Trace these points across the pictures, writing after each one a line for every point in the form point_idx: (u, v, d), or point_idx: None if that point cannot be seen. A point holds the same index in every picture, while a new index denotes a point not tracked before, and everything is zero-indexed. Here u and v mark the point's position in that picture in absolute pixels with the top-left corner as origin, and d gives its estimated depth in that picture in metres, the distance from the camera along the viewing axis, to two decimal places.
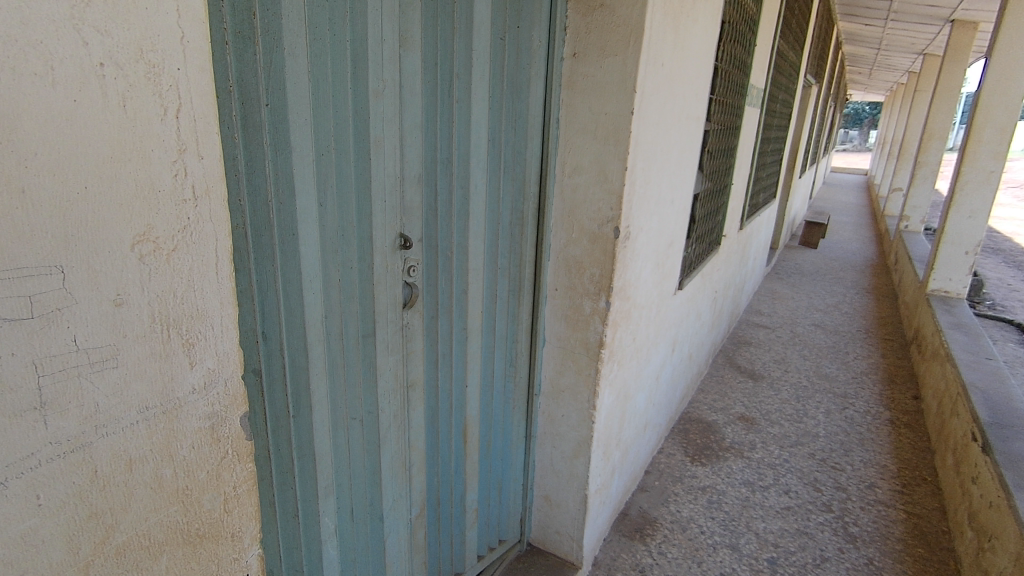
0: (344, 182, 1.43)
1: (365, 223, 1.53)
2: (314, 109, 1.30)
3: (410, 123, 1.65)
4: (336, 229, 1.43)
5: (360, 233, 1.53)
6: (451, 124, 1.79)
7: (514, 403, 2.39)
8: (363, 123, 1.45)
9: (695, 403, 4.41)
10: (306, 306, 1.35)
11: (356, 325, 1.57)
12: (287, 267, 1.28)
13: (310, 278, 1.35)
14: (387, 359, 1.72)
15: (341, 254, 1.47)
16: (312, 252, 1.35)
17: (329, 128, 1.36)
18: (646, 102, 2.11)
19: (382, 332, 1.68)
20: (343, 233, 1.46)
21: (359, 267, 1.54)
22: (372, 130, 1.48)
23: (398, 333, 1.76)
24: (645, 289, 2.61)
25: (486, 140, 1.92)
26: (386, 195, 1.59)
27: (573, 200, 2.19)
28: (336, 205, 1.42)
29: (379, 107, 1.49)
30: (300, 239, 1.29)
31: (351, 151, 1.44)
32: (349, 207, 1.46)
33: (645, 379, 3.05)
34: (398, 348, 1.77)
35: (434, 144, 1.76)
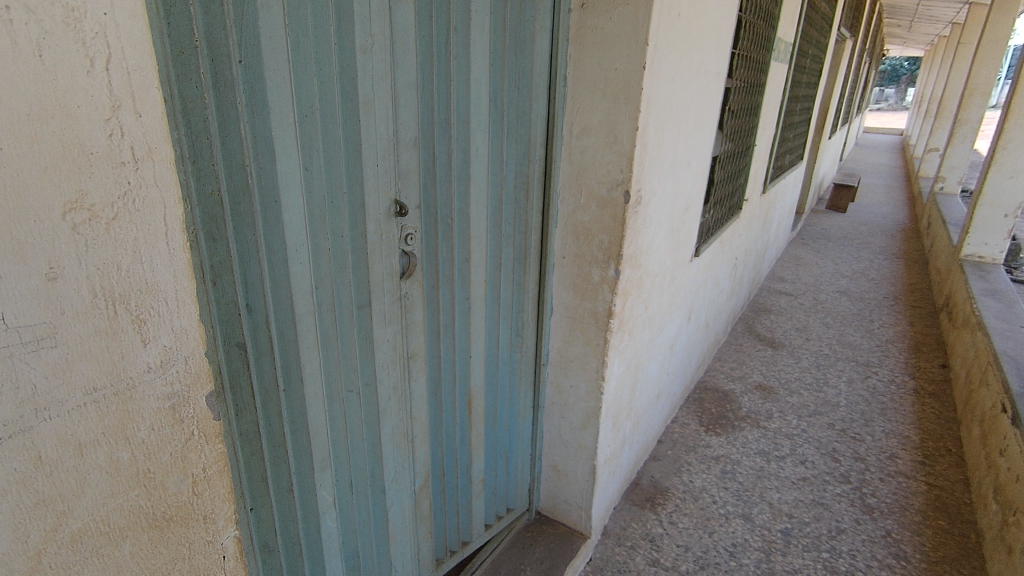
0: (331, 146, 1.35)
1: (356, 189, 1.45)
2: (294, 65, 1.21)
3: (404, 81, 1.55)
4: (324, 195, 1.36)
5: (352, 200, 1.45)
6: (449, 82, 1.68)
7: (521, 374, 2.35)
8: (351, 81, 1.36)
9: (712, 372, 4.33)
10: (293, 276, 1.30)
11: (350, 296, 1.51)
12: (269, 236, 1.22)
13: (296, 248, 1.29)
14: (385, 331, 1.67)
15: (331, 222, 1.40)
16: (297, 220, 1.28)
17: (312, 85, 1.27)
18: (660, 56, 1.97)
19: (379, 303, 1.62)
20: (332, 200, 1.39)
21: (351, 236, 1.48)
22: (361, 88, 1.39)
23: (396, 304, 1.71)
24: (658, 256, 2.50)
25: (487, 100, 1.81)
26: (379, 159, 1.51)
27: (582, 163, 2.08)
28: (323, 170, 1.34)
29: (368, 63, 1.39)
30: (282, 206, 1.23)
31: (338, 111, 1.36)
32: (337, 172, 1.39)
33: (659, 348, 2.97)
34: (397, 319, 1.72)
35: (430, 103, 1.66)
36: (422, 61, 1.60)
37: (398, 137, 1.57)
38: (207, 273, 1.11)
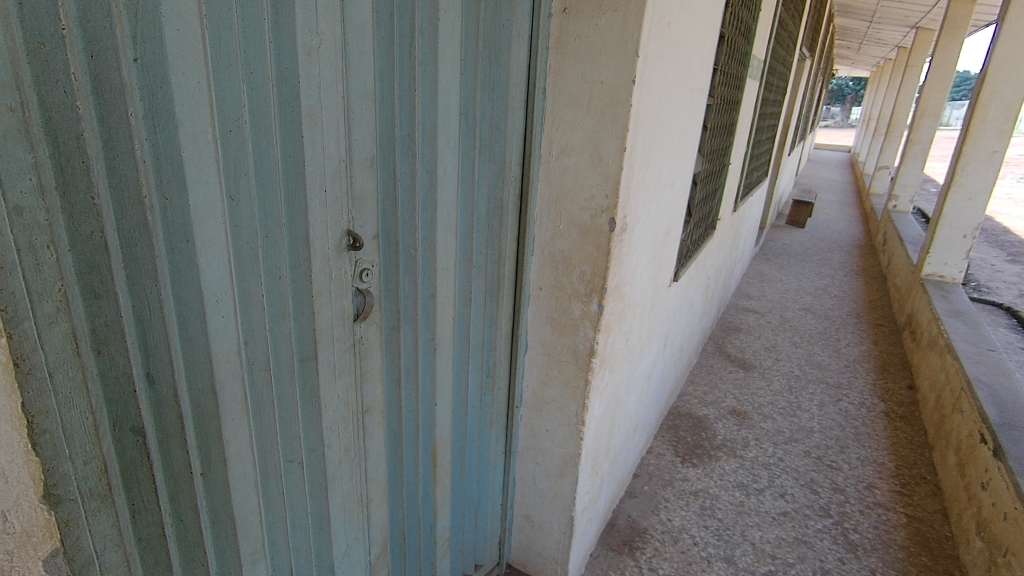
0: (265, 168, 1.09)
1: (297, 220, 1.19)
2: (214, 67, 0.94)
3: (358, 90, 1.29)
4: (255, 230, 1.09)
5: (292, 233, 1.19)
6: (412, 92, 1.44)
7: (492, 418, 2.10)
8: (290, 88, 1.10)
9: (684, 396, 4.19)
10: (213, 333, 1.02)
11: (289, 349, 1.25)
12: (177, 286, 0.94)
13: (217, 299, 1.02)
14: (334, 386, 1.40)
15: (264, 262, 1.13)
16: (219, 264, 1.01)
17: (238, 92, 1.00)
18: (649, 70, 1.78)
19: (326, 354, 1.35)
20: (266, 234, 1.12)
21: (291, 277, 1.21)
22: (304, 98, 1.13)
23: (349, 352, 1.44)
24: (640, 285, 2.31)
25: (456, 113, 1.57)
26: (327, 184, 1.24)
27: (562, 184, 1.87)
28: (254, 198, 1.08)
29: (314, 68, 1.13)
30: (197, 247, 0.95)
31: (275, 124, 1.09)
32: (274, 201, 1.12)
33: (637, 380, 2.78)
34: (350, 369, 1.46)
35: (389, 116, 1.41)
36: (378, 67, 1.34)
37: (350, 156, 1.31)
38: (87, 339, 0.83)
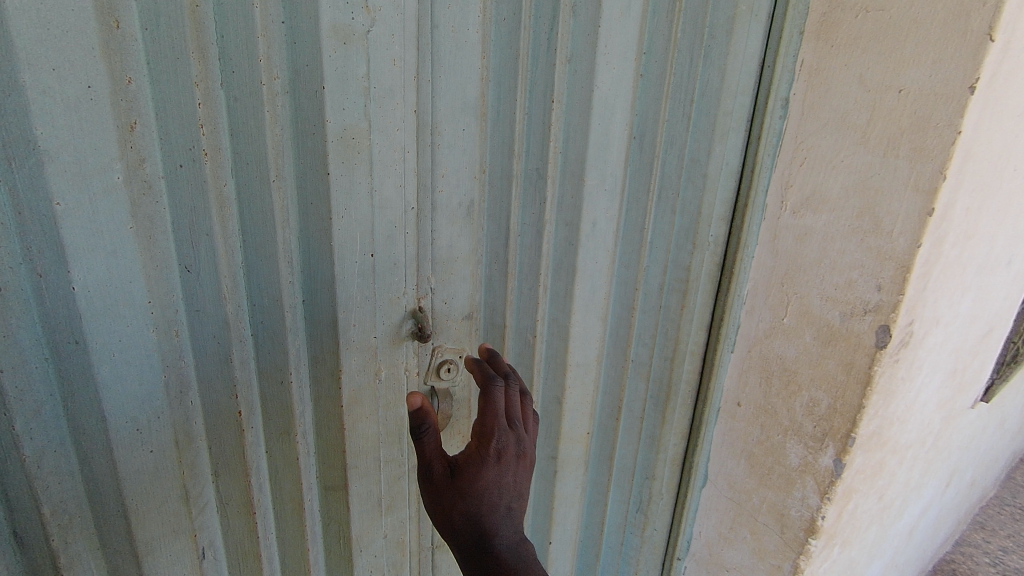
0: (254, 222, 0.69)
1: (318, 297, 0.77)
2: (142, 63, 0.56)
3: (446, 101, 0.83)
4: (229, 316, 0.69)
5: (308, 315, 0.77)
6: (548, 103, 0.91)
7: (639, 564, 1.47)
8: (304, 96, 0.68)
9: (966, 548, 2.85)
10: (131, 478, 0.66)
11: (298, 479, 0.84)
12: (57, 414, 0.59)
13: (141, 427, 0.65)
14: (379, 523, 0.97)
15: (251, 360, 0.74)
16: (148, 372, 0.63)
17: (199, 101, 0.60)
18: (1011, 64, 0.94)
19: (364, 484, 0.92)
20: (255, 319, 0.73)
21: (302, 377, 0.80)
22: (329, 111, 0.69)
23: (410, 478, 0.99)
24: (921, 419, 1.42)
25: (622, 140, 1.00)
26: (377, 243, 0.80)
27: (796, 256, 1.13)
28: (228, 266, 0.68)
29: (354, 64, 0.69)
30: (95, 352, 0.59)
31: (272, 154, 0.67)
32: (274, 270, 0.72)
33: (889, 542, 1.82)
34: (410, 499, 1.02)
35: (505, 141, 0.91)
36: (487, 63, 0.86)
37: (423, 201, 0.85)
38: None
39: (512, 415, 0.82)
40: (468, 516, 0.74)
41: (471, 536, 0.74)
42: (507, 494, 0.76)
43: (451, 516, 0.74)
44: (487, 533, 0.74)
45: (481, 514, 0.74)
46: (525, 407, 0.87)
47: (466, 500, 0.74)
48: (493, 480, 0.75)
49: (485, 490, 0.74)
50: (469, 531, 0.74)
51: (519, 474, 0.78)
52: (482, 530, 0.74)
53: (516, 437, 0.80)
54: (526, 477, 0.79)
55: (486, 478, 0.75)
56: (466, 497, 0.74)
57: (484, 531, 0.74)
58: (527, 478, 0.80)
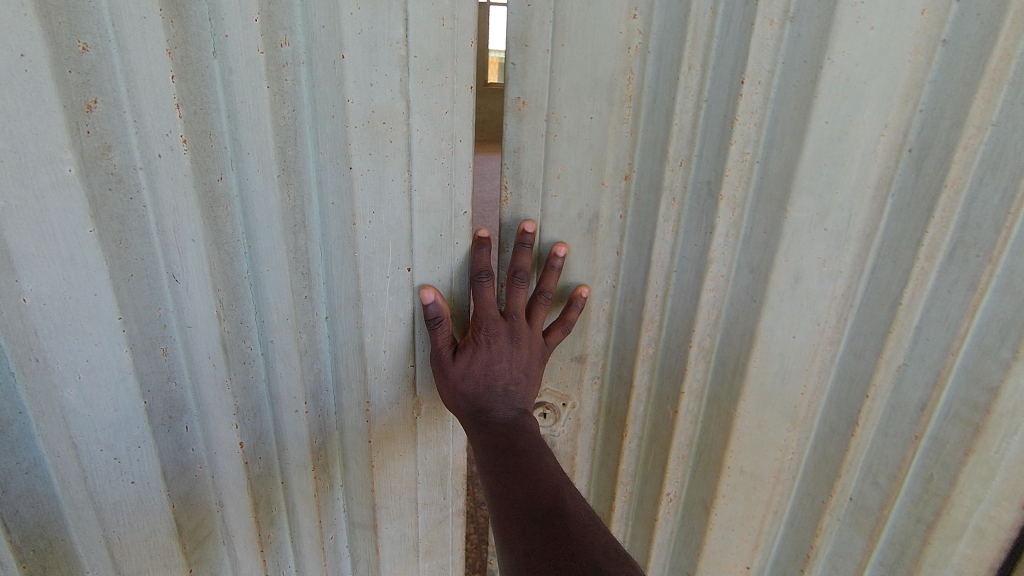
0: (257, 227, 0.56)
1: (339, 316, 0.63)
2: (105, 24, 0.42)
3: (570, 77, 0.60)
4: (225, 336, 0.58)
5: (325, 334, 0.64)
6: (734, 87, 0.55)
7: None
8: (321, 72, 0.52)
9: None
10: (113, 518, 0.55)
11: (316, 519, 0.74)
12: (13, 460, 0.48)
13: (120, 457, 0.53)
14: (415, 568, 0.82)
15: (260, 385, 0.63)
16: (127, 399, 0.52)
17: (171, 73, 0.47)
18: None
19: (397, 526, 0.77)
20: (264, 338, 0.61)
21: (321, 407, 0.68)
22: (349, 88, 0.53)
23: (455, 523, 0.82)
24: None
25: (874, 151, 0.54)
26: (419, 256, 0.63)
27: None
28: (229, 276, 0.56)
29: (387, 24, 0.52)
30: (59, 376, 0.47)
31: (277, 145, 0.54)
32: (280, 287, 0.59)
33: None
34: (455, 544, 0.84)
35: (660, 136, 0.60)
36: (641, 26, 0.57)
37: (527, 203, 0.66)
38: None
39: (510, 307, 0.63)
40: (464, 396, 0.63)
41: (469, 417, 0.63)
42: (504, 375, 0.63)
43: (451, 399, 0.64)
44: (484, 419, 0.62)
45: (476, 393, 0.63)
46: (535, 309, 0.65)
47: (462, 381, 0.63)
48: (486, 365, 0.63)
49: (475, 373, 0.63)
50: (467, 411, 0.63)
51: (521, 361, 0.64)
52: (479, 417, 0.62)
53: (512, 330, 0.63)
54: (534, 367, 0.65)
55: (476, 362, 0.63)
56: (461, 379, 0.63)
57: (480, 410, 0.62)
58: (537, 370, 0.65)
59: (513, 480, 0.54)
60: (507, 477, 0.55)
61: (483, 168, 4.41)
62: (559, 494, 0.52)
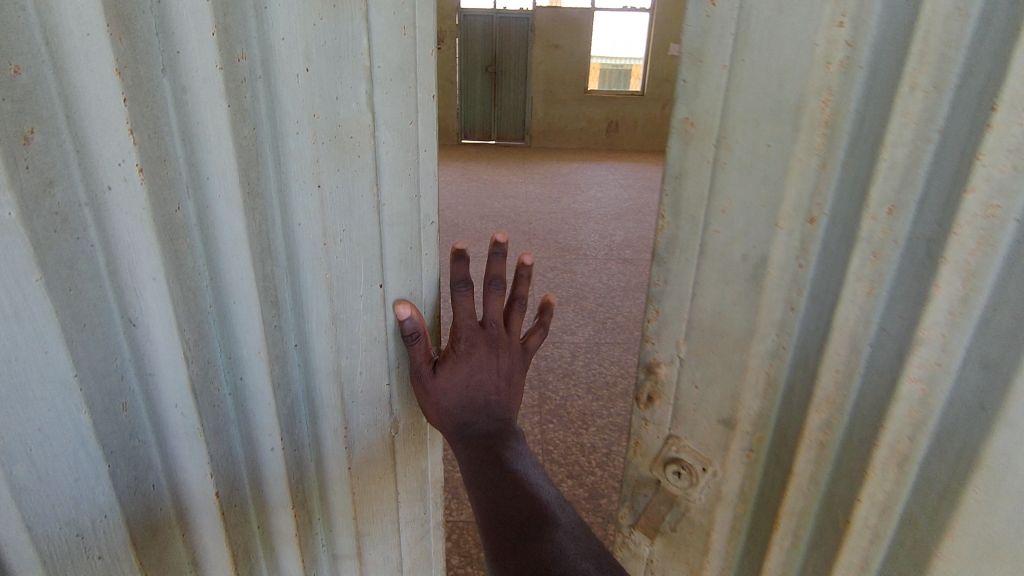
0: (222, 250, 0.43)
1: (312, 340, 0.51)
2: (37, 43, 0.32)
3: (749, 96, 0.34)
4: (194, 381, 0.45)
5: (300, 359, 0.51)
6: (979, 119, 0.28)
7: None
8: (280, 84, 0.42)
9: None
10: None
11: (299, 560, 0.59)
12: None
13: (85, 532, 0.41)
14: None
15: (231, 425, 0.49)
16: (90, 474, 0.40)
17: (122, 95, 0.35)
18: None
19: (379, 550, 0.66)
20: (232, 375, 0.48)
21: (297, 438, 0.54)
22: (311, 99, 0.43)
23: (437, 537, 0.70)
24: None
25: None
26: (390, 271, 0.53)
27: None
28: (194, 304, 0.44)
29: (348, 33, 0.43)
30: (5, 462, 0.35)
31: (238, 156, 0.42)
32: (248, 316, 0.46)
33: None
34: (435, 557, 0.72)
35: (859, 174, 0.33)
36: (852, 33, 0.31)
37: (685, 237, 0.39)
38: None
39: (488, 316, 0.55)
40: (448, 410, 0.55)
41: (452, 430, 0.55)
42: (488, 385, 0.56)
43: (432, 413, 0.55)
44: (468, 433, 0.55)
45: (460, 406, 0.55)
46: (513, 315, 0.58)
47: (445, 396, 0.54)
48: (468, 376, 0.55)
49: (458, 387, 0.54)
50: (449, 425, 0.55)
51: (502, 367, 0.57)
52: (463, 432, 0.55)
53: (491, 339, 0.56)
54: (514, 372, 0.58)
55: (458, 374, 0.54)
56: (445, 393, 0.54)
57: (465, 422, 0.55)
58: (516, 375, 0.59)
59: (504, 497, 0.50)
60: (498, 495, 0.51)
61: (584, 177, 4.25)
62: (547, 508, 0.49)
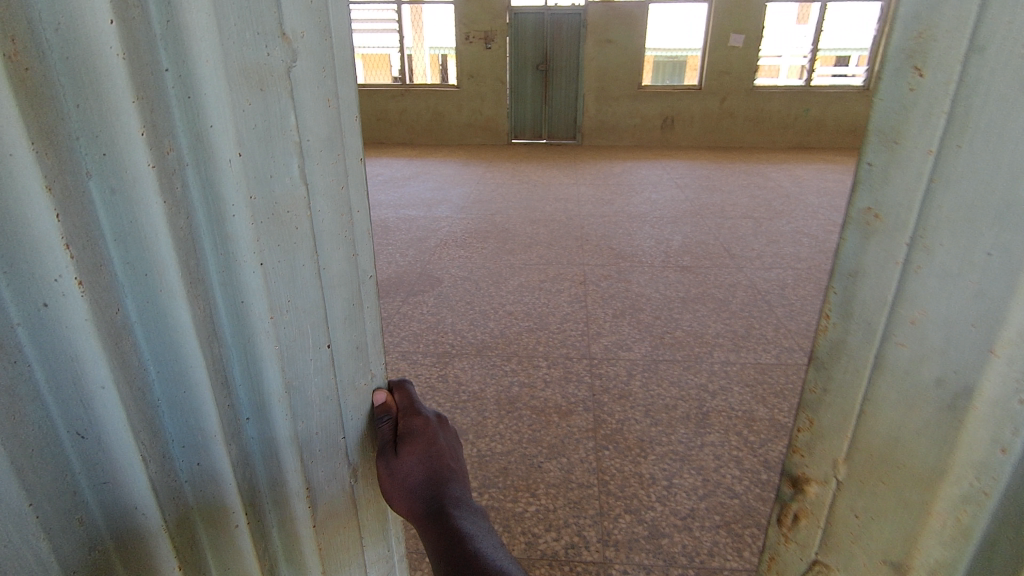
0: (168, 337, 0.40)
1: (266, 410, 0.48)
2: None
3: (961, 198, 0.32)
4: (154, 480, 0.41)
5: (262, 448, 0.49)
6: None
7: None
8: (215, 174, 0.40)
9: None
10: None
11: None
12: None
13: None
14: None
15: (192, 513, 0.45)
16: None
17: (55, 210, 0.32)
18: None
19: None
20: (190, 461, 0.44)
21: (258, 509, 0.50)
22: (246, 185, 0.41)
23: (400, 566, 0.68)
24: None
25: None
26: (336, 329, 0.52)
27: None
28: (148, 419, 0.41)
29: (279, 110, 0.41)
30: None
31: (180, 254, 0.40)
32: (199, 402, 0.43)
33: None
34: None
35: None
36: None
37: (857, 343, 0.39)
38: None
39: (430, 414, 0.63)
40: (412, 480, 0.56)
41: (415, 500, 0.56)
42: (441, 463, 0.59)
43: (396, 488, 0.56)
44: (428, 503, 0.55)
45: (421, 477, 0.57)
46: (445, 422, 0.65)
47: (407, 467, 0.56)
48: (418, 456, 0.57)
49: (415, 463, 0.57)
50: (412, 496, 0.56)
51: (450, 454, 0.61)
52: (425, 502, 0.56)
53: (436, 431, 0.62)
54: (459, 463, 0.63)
55: (413, 450, 0.57)
56: (404, 466, 0.56)
57: (426, 492, 0.56)
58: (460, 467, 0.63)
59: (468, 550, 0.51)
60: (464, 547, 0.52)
61: (637, 178, 4.11)
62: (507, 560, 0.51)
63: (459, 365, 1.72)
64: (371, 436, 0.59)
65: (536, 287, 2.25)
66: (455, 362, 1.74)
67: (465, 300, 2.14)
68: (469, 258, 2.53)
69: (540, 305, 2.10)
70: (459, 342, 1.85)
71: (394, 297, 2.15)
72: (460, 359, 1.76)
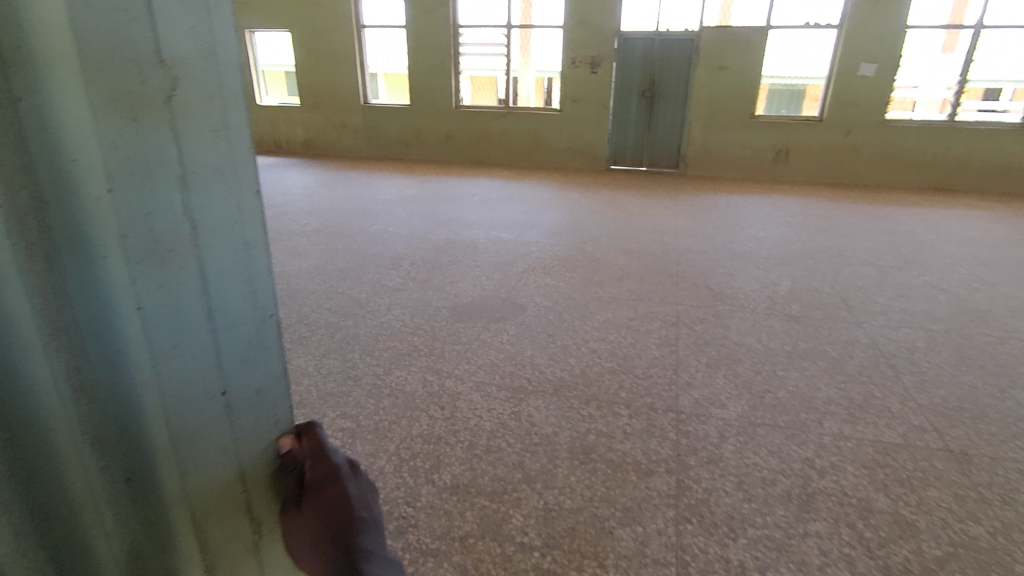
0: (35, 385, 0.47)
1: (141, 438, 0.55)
2: None
3: None
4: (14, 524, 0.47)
5: (136, 463, 0.56)
6: None
7: None
8: (97, 226, 0.47)
9: None
10: None
11: None
12: None
13: None
14: None
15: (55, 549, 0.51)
16: None
17: None
18: None
19: None
20: (53, 502, 0.50)
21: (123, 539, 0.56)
22: (124, 222, 0.48)
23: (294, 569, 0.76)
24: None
25: None
26: (227, 363, 0.60)
27: None
28: (14, 414, 0.46)
29: (155, 160, 0.49)
30: None
31: (46, 293, 0.46)
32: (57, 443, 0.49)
33: None
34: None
35: None
36: None
37: None
38: None
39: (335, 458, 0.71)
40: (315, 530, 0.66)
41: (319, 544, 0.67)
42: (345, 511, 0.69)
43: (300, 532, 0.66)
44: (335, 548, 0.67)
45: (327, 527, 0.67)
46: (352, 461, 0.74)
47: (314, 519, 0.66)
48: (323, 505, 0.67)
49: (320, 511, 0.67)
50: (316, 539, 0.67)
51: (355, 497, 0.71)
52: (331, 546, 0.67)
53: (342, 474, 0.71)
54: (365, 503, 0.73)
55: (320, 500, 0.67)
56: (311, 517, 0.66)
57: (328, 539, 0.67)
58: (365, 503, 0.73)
59: None
60: None
61: (742, 213, 3.84)
62: None
63: (534, 404, 1.62)
64: (273, 490, 0.69)
65: (624, 325, 2.11)
66: (530, 399, 1.65)
67: (547, 332, 2.05)
68: (556, 287, 2.45)
69: (625, 344, 1.97)
70: (535, 376, 1.77)
71: (475, 322, 2.11)
72: (535, 397, 1.66)
